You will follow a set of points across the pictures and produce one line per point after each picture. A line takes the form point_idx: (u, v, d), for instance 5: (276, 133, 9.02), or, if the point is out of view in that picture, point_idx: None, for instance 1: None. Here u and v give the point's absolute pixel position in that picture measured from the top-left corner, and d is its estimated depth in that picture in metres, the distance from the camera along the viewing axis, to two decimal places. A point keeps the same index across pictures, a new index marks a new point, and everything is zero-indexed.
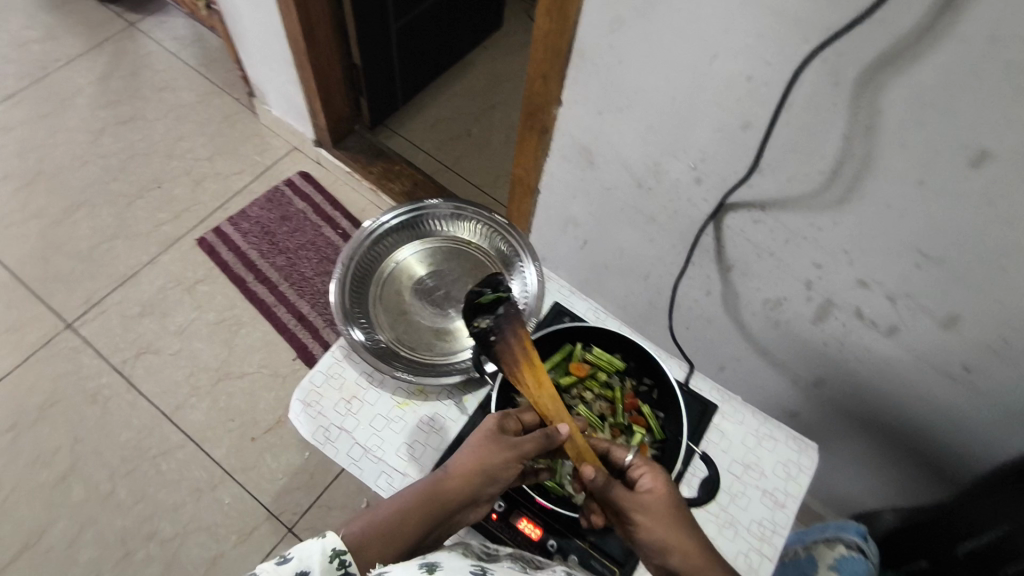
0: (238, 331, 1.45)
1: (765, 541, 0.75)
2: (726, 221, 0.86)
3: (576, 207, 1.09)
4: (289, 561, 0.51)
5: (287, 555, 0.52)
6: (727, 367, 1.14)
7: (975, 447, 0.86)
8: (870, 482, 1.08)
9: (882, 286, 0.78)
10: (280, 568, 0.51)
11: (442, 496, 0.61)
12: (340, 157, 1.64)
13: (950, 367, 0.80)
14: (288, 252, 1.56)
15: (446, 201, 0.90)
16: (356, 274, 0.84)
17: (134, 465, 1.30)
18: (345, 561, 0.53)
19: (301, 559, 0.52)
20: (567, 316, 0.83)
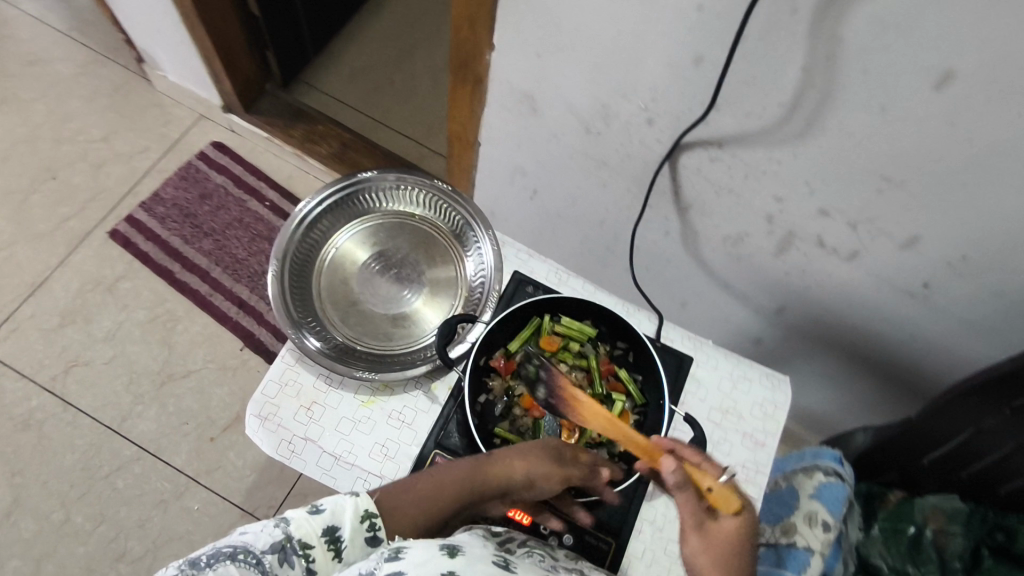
0: (175, 327, 1.35)
1: (749, 483, 0.77)
2: (681, 161, 0.82)
3: (520, 158, 1.01)
4: (322, 513, 0.54)
5: (320, 506, 0.55)
6: (690, 304, 1.13)
7: (934, 356, 0.89)
8: (833, 396, 1.12)
9: (843, 213, 0.75)
10: (310, 519, 0.54)
11: (483, 488, 0.61)
12: (254, 121, 1.49)
13: (910, 284, 0.79)
14: (215, 234, 1.43)
15: (379, 172, 0.80)
16: (295, 271, 0.77)
17: (88, 486, 1.22)
18: (375, 523, 0.56)
19: (333, 513, 0.54)
20: (531, 285, 0.78)
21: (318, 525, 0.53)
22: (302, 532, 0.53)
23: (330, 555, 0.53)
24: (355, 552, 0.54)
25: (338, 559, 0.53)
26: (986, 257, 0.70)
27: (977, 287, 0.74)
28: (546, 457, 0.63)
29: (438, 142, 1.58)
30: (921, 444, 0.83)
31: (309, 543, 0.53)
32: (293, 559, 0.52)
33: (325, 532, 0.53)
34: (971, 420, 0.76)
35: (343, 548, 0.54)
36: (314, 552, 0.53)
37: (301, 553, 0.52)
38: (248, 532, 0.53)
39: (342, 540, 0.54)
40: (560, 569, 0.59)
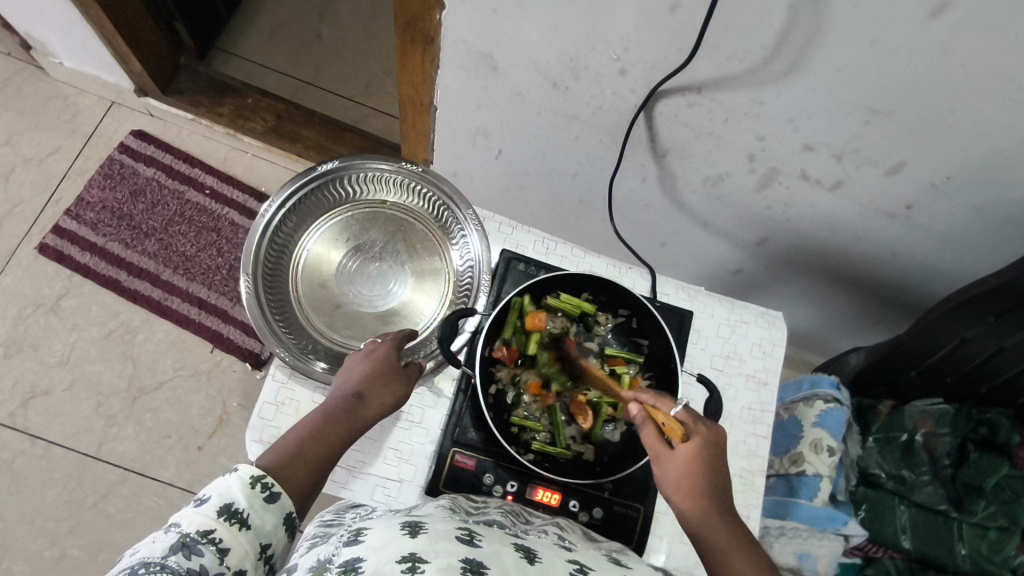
0: (135, 339, 1.26)
1: (758, 423, 0.78)
2: (657, 109, 0.78)
3: (482, 118, 0.94)
4: (209, 499, 0.50)
5: (205, 495, 0.50)
6: (670, 244, 1.11)
7: (913, 269, 0.91)
8: (814, 313, 1.15)
9: (828, 147, 0.73)
10: (199, 509, 0.49)
11: (356, 424, 0.60)
12: (173, 103, 1.35)
13: (892, 207, 0.80)
14: (157, 233, 1.32)
15: (338, 159, 0.74)
16: (268, 281, 0.72)
17: (77, 516, 1.16)
18: (268, 483, 0.52)
19: (222, 494, 0.50)
20: (522, 262, 0.74)
21: (211, 509, 0.49)
22: (197, 524, 0.48)
23: (236, 530, 0.49)
24: (261, 518, 0.51)
25: (249, 531, 0.49)
26: (969, 176, 0.71)
27: (959, 204, 0.75)
28: (402, 378, 0.64)
29: (380, 100, 1.47)
30: (911, 358, 0.87)
31: (210, 529, 0.48)
32: (201, 549, 0.47)
33: (221, 512, 0.49)
34: (956, 331, 0.79)
35: (247, 518, 0.50)
36: (219, 534, 0.48)
37: (205, 541, 0.47)
38: (140, 549, 0.46)
39: (242, 511, 0.50)
40: (531, 531, 0.58)
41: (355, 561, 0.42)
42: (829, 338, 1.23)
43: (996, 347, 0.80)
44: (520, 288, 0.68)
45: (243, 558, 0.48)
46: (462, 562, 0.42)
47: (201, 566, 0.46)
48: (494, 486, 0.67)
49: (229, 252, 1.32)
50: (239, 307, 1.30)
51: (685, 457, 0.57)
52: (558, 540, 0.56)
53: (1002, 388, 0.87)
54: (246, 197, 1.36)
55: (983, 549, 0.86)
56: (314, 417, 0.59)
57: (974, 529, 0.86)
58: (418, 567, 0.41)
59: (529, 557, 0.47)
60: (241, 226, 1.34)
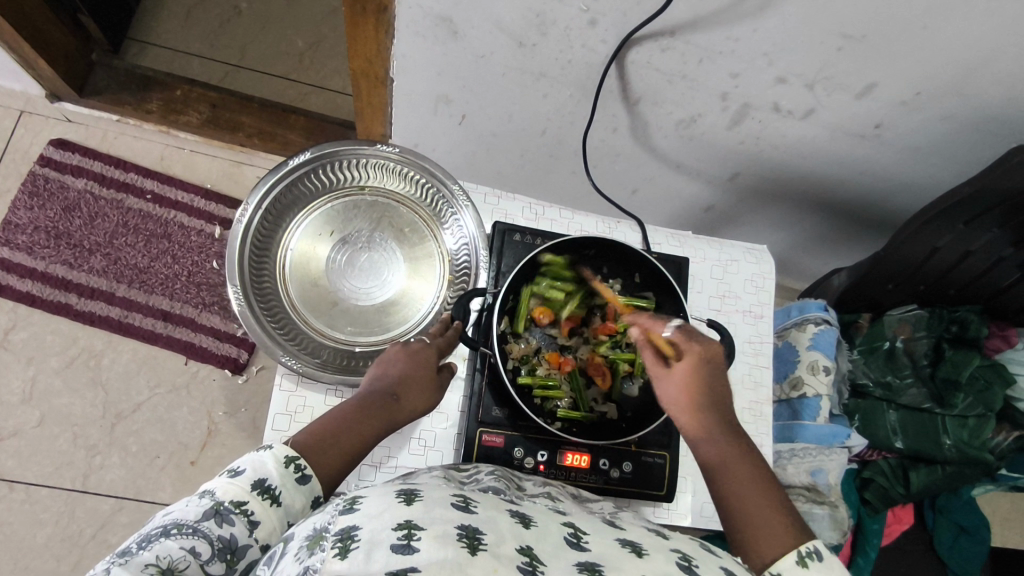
0: (101, 363, 1.19)
1: (760, 355, 0.81)
2: (629, 57, 0.76)
3: (443, 85, 0.89)
4: (244, 472, 0.50)
5: (240, 467, 0.50)
6: (641, 189, 1.09)
7: (881, 184, 0.94)
8: (786, 238, 1.18)
9: (801, 77, 0.74)
10: (234, 480, 0.49)
11: (389, 418, 0.57)
12: (94, 104, 1.26)
13: (862, 128, 0.82)
14: (102, 247, 1.23)
15: (311, 149, 0.69)
16: (256, 289, 0.68)
17: (77, 553, 1.12)
18: (301, 464, 0.51)
19: (257, 468, 0.50)
20: (519, 232, 0.73)
21: (245, 482, 0.49)
22: (231, 494, 0.48)
23: (268, 506, 0.48)
24: (292, 497, 0.50)
25: (280, 508, 0.49)
26: (936, 90, 0.73)
27: (927, 117, 0.78)
28: (436, 383, 0.61)
29: (317, 75, 1.38)
30: (890, 271, 0.90)
31: (243, 500, 0.48)
32: (233, 518, 0.47)
33: (254, 486, 0.49)
34: (931, 241, 0.82)
35: (278, 495, 0.49)
36: (252, 508, 0.48)
37: (238, 511, 0.47)
38: (174, 511, 0.47)
39: (275, 488, 0.49)
40: (524, 495, 0.53)
41: (350, 529, 0.38)
42: (801, 260, 1.27)
43: (964, 250, 0.83)
44: (526, 260, 0.67)
45: (271, 532, 0.48)
46: (458, 529, 0.39)
47: (231, 535, 0.46)
48: (525, 458, 0.68)
49: (184, 257, 1.25)
50: (206, 312, 1.23)
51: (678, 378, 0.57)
52: (551, 505, 0.51)
53: (969, 287, 0.92)
54: (191, 196, 1.27)
55: (965, 437, 0.93)
56: (347, 405, 0.56)
57: (955, 419, 0.94)
58: (414, 535, 0.37)
59: (526, 522, 0.43)
60: (192, 228, 1.26)
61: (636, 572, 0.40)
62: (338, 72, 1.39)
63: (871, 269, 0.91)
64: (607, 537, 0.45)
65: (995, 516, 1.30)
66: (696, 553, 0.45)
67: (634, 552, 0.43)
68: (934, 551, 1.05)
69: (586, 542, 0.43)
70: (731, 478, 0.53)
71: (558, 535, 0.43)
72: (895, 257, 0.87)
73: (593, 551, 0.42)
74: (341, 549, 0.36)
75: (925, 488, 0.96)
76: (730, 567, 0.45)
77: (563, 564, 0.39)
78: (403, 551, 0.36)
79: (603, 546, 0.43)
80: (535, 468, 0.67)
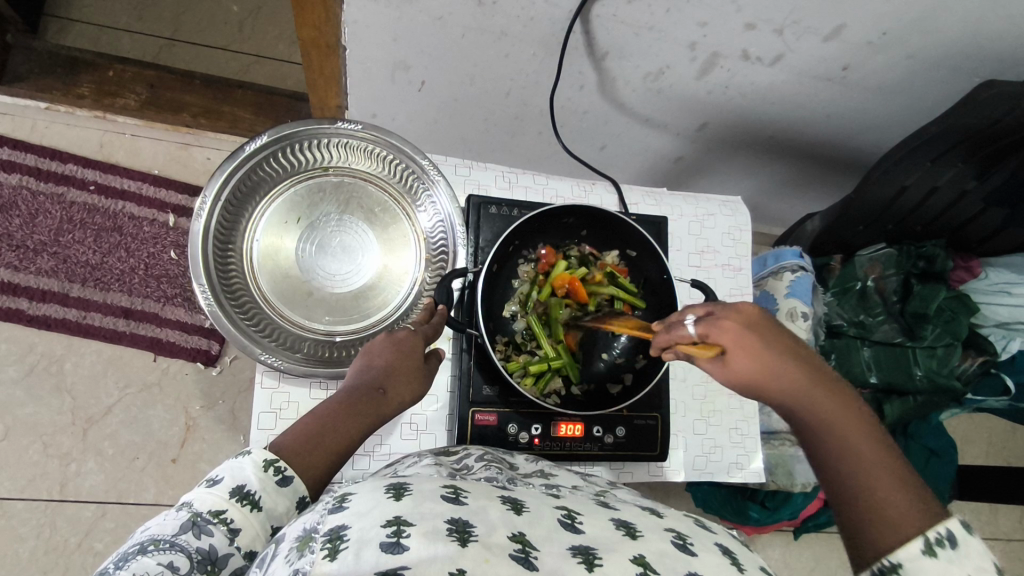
0: (64, 368, 1.14)
1: (741, 306, 0.82)
2: (593, 11, 0.73)
3: (399, 50, 0.84)
4: (222, 481, 0.48)
5: (217, 476, 0.49)
6: (610, 145, 1.07)
7: (848, 124, 0.94)
8: (754, 183, 1.18)
9: (770, 23, 0.72)
10: (211, 490, 0.48)
11: (375, 410, 0.55)
12: (17, 92, 1.15)
13: (830, 71, 0.81)
14: (48, 246, 1.16)
15: (267, 132, 0.65)
16: (224, 285, 0.65)
17: (65, 563, 1.09)
18: (280, 466, 0.50)
19: (234, 475, 0.49)
20: (496, 206, 0.71)
21: (222, 491, 0.48)
22: (208, 504, 0.47)
23: (248, 512, 0.47)
24: (274, 500, 0.48)
25: (261, 512, 0.47)
26: (906, 28, 0.72)
27: (896, 56, 0.77)
28: (424, 374, 0.59)
29: (259, 43, 1.30)
30: (860, 213, 0.91)
31: (221, 509, 0.47)
32: (211, 528, 0.45)
33: (232, 494, 0.47)
34: (899, 180, 0.83)
35: (258, 500, 0.48)
36: (230, 516, 0.47)
37: (216, 521, 0.46)
38: (151, 526, 0.45)
39: (254, 493, 0.48)
40: (518, 479, 0.53)
41: (339, 528, 0.37)
42: (770, 204, 1.27)
43: (930, 187, 0.85)
44: (507, 233, 0.65)
45: (254, 538, 0.47)
46: (449, 523, 0.38)
47: (211, 546, 0.45)
48: (520, 434, 0.67)
49: (138, 249, 1.19)
50: (170, 306, 1.18)
51: (738, 358, 0.50)
52: (545, 488, 0.51)
53: (934, 224, 0.94)
54: (138, 184, 1.19)
55: (935, 367, 0.97)
56: (333, 402, 0.54)
57: (925, 351, 0.97)
58: (403, 532, 0.36)
59: (518, 509, 0.43)
60: (144, 219, 1.19)
61: (630, 554, 0.40)
62: (281, 39, 1.31)
63: (844, 212, 0.92)
64: (601, 518, 0.44)
65: (955, 434, 1.38)
66: (691, 532, 0.46)
67: (630, 535, 0.43)
68: None
69: (580, 524, 0.43)
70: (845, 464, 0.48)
71: (551, 519, 0.42)
72: (865, 199, 0.88)
73: (587, 534, 0.41)
74: (330, 549, 0.35)
75: (897, 420, 1.00)
76: (726, 546, 0.46)
77: (556, 547, 0.39)
78: (392, 549, 0.35)
79: (597, 527, 0.42)
80: (529, 442, 0.67)
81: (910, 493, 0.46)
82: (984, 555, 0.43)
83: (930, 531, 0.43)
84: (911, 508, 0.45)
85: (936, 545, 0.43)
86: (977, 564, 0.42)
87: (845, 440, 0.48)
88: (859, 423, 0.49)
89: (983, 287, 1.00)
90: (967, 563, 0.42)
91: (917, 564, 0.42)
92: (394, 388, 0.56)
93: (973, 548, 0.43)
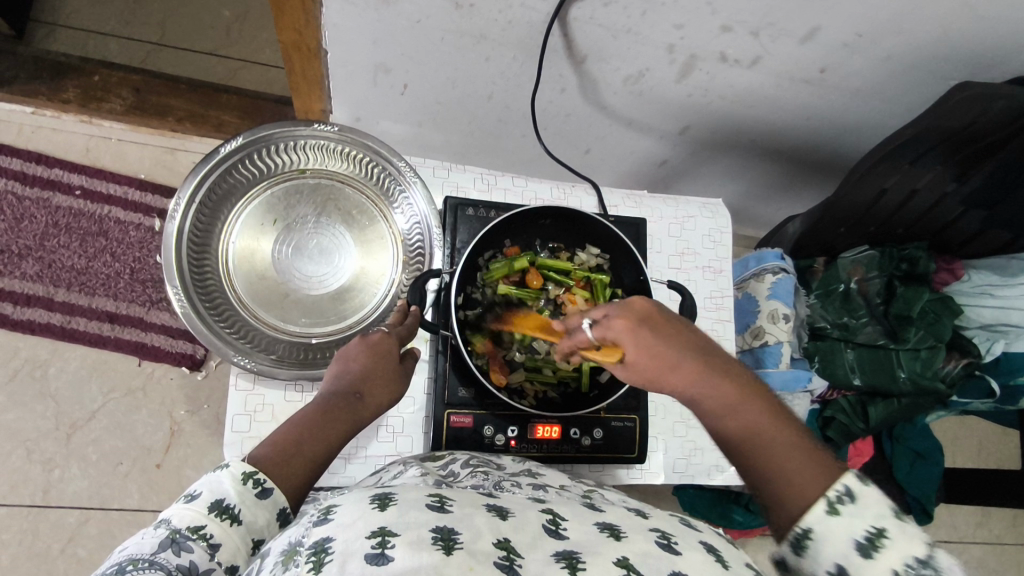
0: (48, 373, 1.13)
1: (721, 309, 0.82)
2: (571, 13, 0.73)
3: (380, 54, 0.84)
4: (200, 495, 0.47)
5: (195, 491, 0.48)
6: (594, 148, 1.07)
7: (830, 126, 0.94)
8: (739, 185, 1.18)
9: (745, 25, 0.73)
10: (189, 505, 0.46)
11: (354, 418, 0.55)
12: (2, 97, 1.15)
13: (808, 73, 0.81)
14: (33, 251, 1.16)
15: (241, 134, 0.65)
16: (199, 286, 0.65)
17: (47, 568, 1.08)
18: (259, 478, 0.49)
19: (212, 489, 0.47)
20: (474, 207, 0.71)
21: (201, 505, 0.46)
22: (187, 520, 0.45)
23: (228, 526, 0.46)
24: (253, 513, 0.47)
25: (241, 526, 0.46)
26: (879, 30, 0.72)
27: (871, 58, 0.77)
28: (399, 374, 0.60)
29: (247, 48, 1.30)
30: (841, 214, 0.92)
31: (200, 525, 0.46)
32: (190, 545, 0.44)
33: (211, 508, 0.46)
34: (879, 182, 0.84)
35: (238, 514, 0.47)
36: (210, 531, 0.45)
37: (195, 537, 0.45)
38: (127, 547, 0.44)
39: (234, 507, 0.47)
40: (504, 483, 0.52)
41: (323, 541, 0.37)
42: (755, 207, 1.28)
43: (911, 188, 0.85)
44: (484, 234, 0.65)
45: (235, 553, 0.46)
46: (434, 531, 0.37)
47: (191, 562, 0.44)
48: (496, 435, 0.67)
49: (125, 254, 1.19)
50: (155, 310, 1.18)
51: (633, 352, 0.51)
52: (533, 491, 0.51)
53: (916, 226, 0.94)
54: (125, 188, 1.19)
55: (919, 369, 0.96)
56: (307, 411, 0.54)
57: (908, 353, 0.96)
58: (388, 542, 0.36)
59: (502, 514, 0.42)
60: (130, 223, 1.19)
61: (613, 555, 0.40)
62: (269, 44, 1.31)
63: (824, 216, 0.92)
64: (585, 519, 0.44)
65: (945, 437, 1.38)
66: (676, 530, 0.46)
67: (612, 537, 0.42)
68: (894, 478, 1.10)
69: (564, 529, 0.42)
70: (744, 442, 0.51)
71: (535, 522, 0.42)
72: (845, 201, 0.88)
73: (571, 538, 0.41)
74: (315, 562, 0.35)
75: (882, 421, 1.00)
76: (709, 542, 0.46)
77: (540, 554, 0.39)
78: (377, 560, 0.35)
79: (581, 532, 0.42)
80: (506, 445, 0.67)
81: (806, 455, 0.49)
82: (882, 502, 0.47)
83: (830, 490, 0.47)
84: (810, 467, 0.49)
85: (877, 540, 0.45)
86: (877, 512, 0.46)
87: (741, 422, 0.51)
88: (750, 403, 0.52)
89: (967, 289, 1.00)
90: (866, 514, 0.46)
91: (824, 525, 0.46)
92: (372, 395, 0.57)
93: (870, 499, 0.47)
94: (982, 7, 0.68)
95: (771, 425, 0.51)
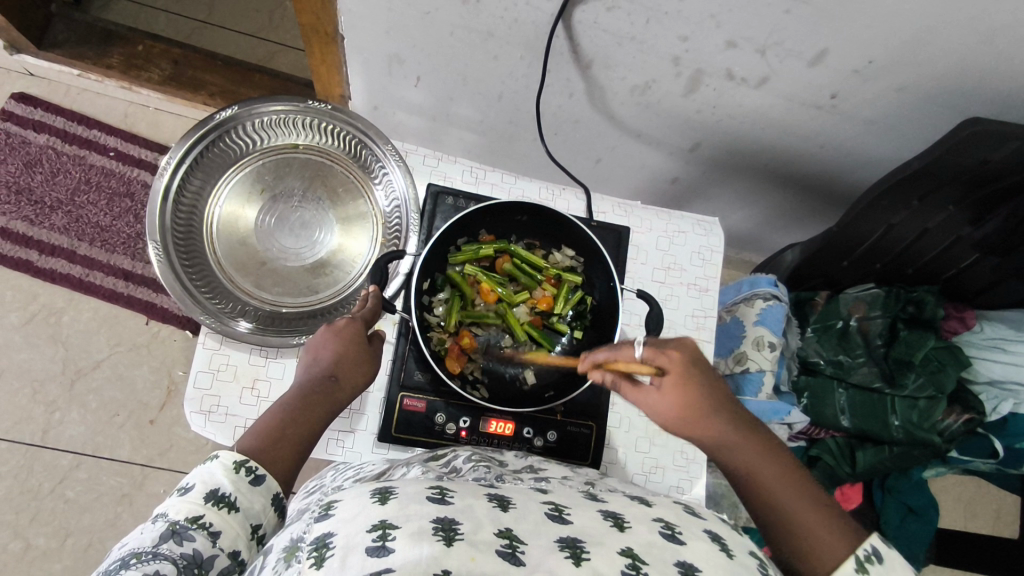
0: (61, 321, 1.19)
1: (701, 328, 0.79)
2: (575, 16, 0.73)
3: (393, 44, 0.86)
4: (193, 487, 0.47)
5: (188, 484, 0.48)
6: (605, 159, 1.07)
7: (845, 156, 0.91)
8: (751, 211, 1.16)
9: (751, 41, 0.71)
10: (184, 497, 0.47)
11: (332, 399, 0.56)
12: (53, 58, 1.22)
13: (818, 98, 0.79)
14: (63, 204, 1.22)
15: (237, 105, 0.68)
16: (180, 245, 0.67)
17: (36, 506, 1.13)
18: (252, 466, 0.49)
19: (205, 481, 0.48)
20: (455, 197, 0.73)
21: (196, 497, 0.47)
22: (184, 512, 0.46)
23: (226, 513, 0.47)
24: (249, 499, 0.49)
25: (238, 513, 0.48)
26: (891, 57, 0.70)
27: (883, 87, 0.75)
28: (372, 352, 0.60)
29: (285, 33, 1.35)
30: (844, 248, 0.88)
31: (198, 515, 0.46)
32: (192, 534, 0.45)
33: (208, 498, 0.47)
34: (886, 219, 0.80)
35: (235, 501, 0.48)
36: (209, 520, 0.46)
37: (195, 527, 0.46)
38: (128, 542, 0.44)
39: (229, 496, 0.48)
40: (507, 477, 0.52)
41: (325, 537, 0.37)
42: (770, 235, 1.24)
43: (921, 228, 0.82)
44: (457, 220, 0.65)
45: (236, 539, 0.47)
46: (434, 522, 0.36)
47: (195, 550, 0.44)
48: (447, 424, 0.67)
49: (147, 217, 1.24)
50: None
51: (678, 393, 0.53)
52: (534, 483, 0.51)
53: (927, 267, 0.91)
54: (155, 154, 1.26)
55: (914, 419, 0.93)
56: (286, 403, 0.55)
57: (905, 400, 0.93)
58: (389, 535, 0.35)
59: (504, 505, 0.41)
60: None
61: (617, 545, 0.38)
62: None
63: (825, 247, 0.88)
64: (588, 509, 0.43)
65: (953, 498, 1.30)
66: (680, 520, 0.44)
67: (617, 526, 0.41)
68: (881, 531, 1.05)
69: (567, 516, 0.41)
70: (773, 501, 0.51)
71: (538, 512, 0.41)
72: (851, 235, 0.85)
73: (574, 525, 0.40)
74: (316, 557, 0.35)
75: (871, 468, 0.97)
76: (713, 531, 0.43)
77: (543, 541, 0.37)
78: (378, 552, 0.34)
79: (586, 519, 0.41)
80: (457, 435, 0.67)
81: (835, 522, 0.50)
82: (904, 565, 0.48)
83: (859, 550, 0.48)
84: (837, 532, 0.49)
85: None
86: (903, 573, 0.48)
87: (770, 483, 0.52)
88: (780, 466, 0.53)
89: (978, 341, 0.96)
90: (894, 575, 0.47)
91: None
92: (346, 374, 0.57)
93: (895, 562, 0.48)
94: (1001, 41, 0.65)
95: (799, 493, 0.51)
